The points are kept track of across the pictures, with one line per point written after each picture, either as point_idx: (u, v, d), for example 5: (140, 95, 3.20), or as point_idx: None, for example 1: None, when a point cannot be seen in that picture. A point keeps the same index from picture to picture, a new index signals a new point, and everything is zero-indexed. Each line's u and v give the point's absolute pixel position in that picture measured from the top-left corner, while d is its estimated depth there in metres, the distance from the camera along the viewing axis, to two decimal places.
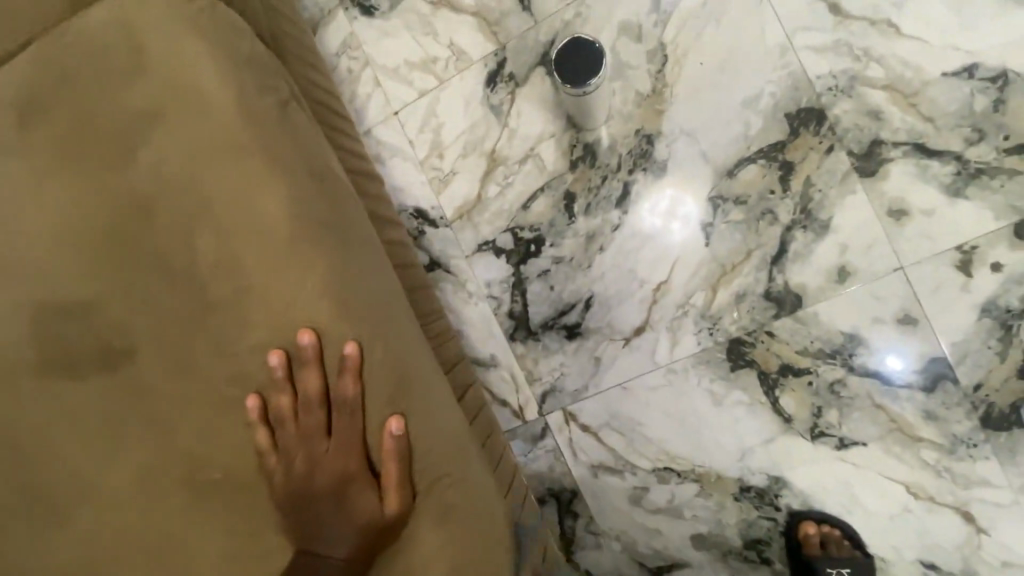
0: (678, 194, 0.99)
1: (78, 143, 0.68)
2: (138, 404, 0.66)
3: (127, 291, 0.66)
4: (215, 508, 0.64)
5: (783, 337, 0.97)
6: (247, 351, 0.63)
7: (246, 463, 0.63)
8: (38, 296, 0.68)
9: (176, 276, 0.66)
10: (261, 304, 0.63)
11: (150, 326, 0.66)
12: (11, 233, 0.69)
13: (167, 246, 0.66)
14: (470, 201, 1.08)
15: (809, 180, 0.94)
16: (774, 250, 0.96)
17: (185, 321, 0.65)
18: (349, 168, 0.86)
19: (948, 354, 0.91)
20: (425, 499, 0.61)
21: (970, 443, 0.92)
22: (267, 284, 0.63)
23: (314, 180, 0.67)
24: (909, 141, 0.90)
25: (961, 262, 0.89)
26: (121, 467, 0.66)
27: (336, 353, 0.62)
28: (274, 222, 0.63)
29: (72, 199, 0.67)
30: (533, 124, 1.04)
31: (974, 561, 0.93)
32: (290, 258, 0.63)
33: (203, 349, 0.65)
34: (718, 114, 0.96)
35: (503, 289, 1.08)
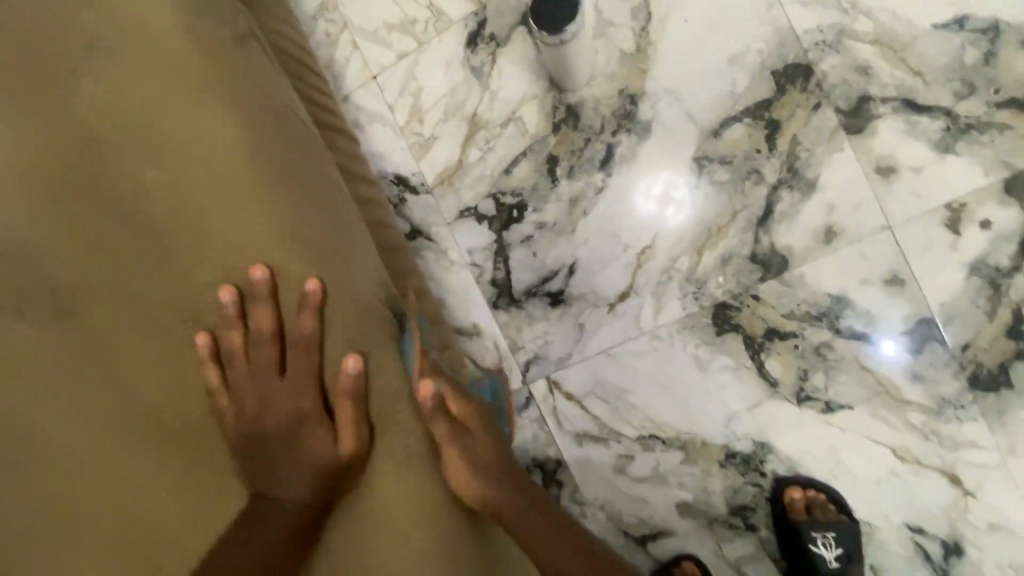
0: (673, 176, 0.97)
1: (37, 84, 0.68)
2: (93, 349, 0.65)
3: (84, 231, 0.66)
4: (173, 451, 0.63)
5: (769, 300, 0.95)
6: (209, 289, 0.64)
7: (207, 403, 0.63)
8: None
9: (131, 223, 0.65)
10: (222, 241, 0.64)
11: (108, 269, 0.65)
12: None
13: (122, 190, 0.66)
14: (451, 166, 1.06)
15: (795, 138, 0.91)
16: (760, 211, 0.94)
17: (144, 261, 0.65)
18: (320, 123, 0.83)
19: (936, 315, 0.90)
20: (384, 439, 0.62)
21: (958, 405, 0.90)
22: (223, 224, 0.64)
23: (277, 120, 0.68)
24: (898, 97, 0.87)
25: (950, 220, 0.88)
26: (75, 415, 0.64)
27: (297, 290, 0.63)
28: (236, 159, 0.64)
29: (26, 139, 0.67)
30: (515, 86, 1.01)
31: (961, 525, 0.92)
32: (252, 193, 0.64)
33: (162, 289, 0.64)
34: (703, 72, 0.94)
35: (486, 257, 1.06)
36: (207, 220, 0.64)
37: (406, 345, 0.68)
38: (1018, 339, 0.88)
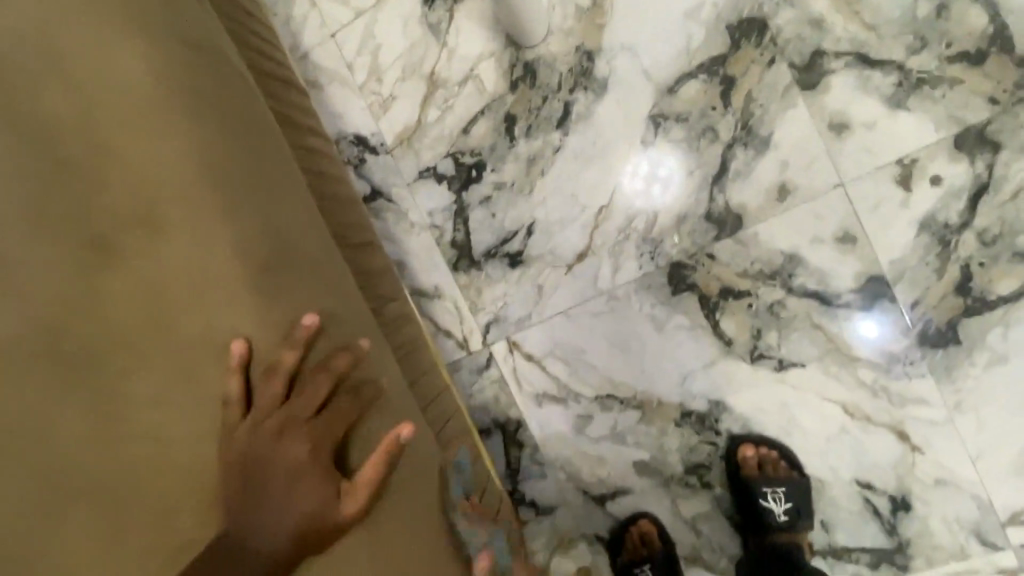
0: (660, 157, 0.96)
1: None
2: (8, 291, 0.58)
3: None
4: (102, 399, 0.58)
5: (724, 260, 0.95)
6: (142, 226, 0.61)
7: (135, 349, 0.59)
8: None
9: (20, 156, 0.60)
10: (154, 172, 0.62)
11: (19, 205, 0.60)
12: None
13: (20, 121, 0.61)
14: (410, 126, 1.05)
15: (750, 95, 0.91)
16: (715, 169, 0.94)
17: (63, 196, 0.61)
18: (263, 70, 0.82)
19: (887, 272, 0.90)
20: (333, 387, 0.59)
21: (907, 362, 0.91)
22: (137, 165, 0.62)
23: (198, 53, 0.67)
24: (851, 52, 0.87)
25: (901, 177, 0.87)
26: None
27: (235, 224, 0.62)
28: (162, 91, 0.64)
29: None
30: (473, 43, 1.01)
31: (909, 480, 0.93)
32: (182, 123, 0.63)
33: (90, 227, 0.61)
34: (659, 27, 0.93)
35: (445, 218, 1.06)
36: (118, 159, 0.62)
37: (347, 291, 0.67)
38: (966, 296, 0.88)
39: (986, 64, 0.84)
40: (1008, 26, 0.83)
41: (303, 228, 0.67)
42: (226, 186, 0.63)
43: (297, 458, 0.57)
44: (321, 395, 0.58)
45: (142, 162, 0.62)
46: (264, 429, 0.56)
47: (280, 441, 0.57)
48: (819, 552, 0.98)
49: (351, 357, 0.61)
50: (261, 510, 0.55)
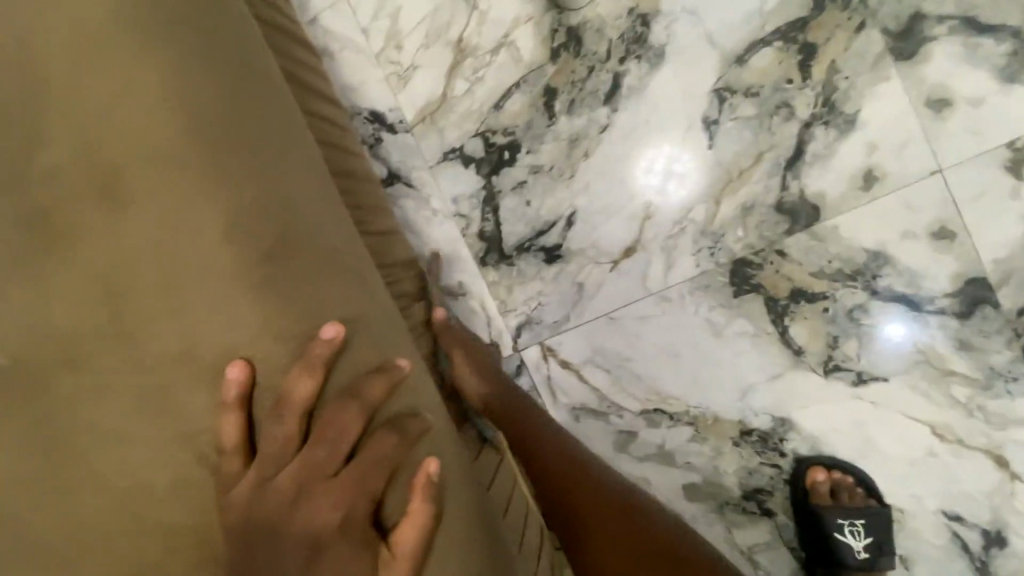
0: (675, 150, 0.85)
1: None
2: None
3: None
4: (75, 435, 0.46)
5: (796, 257, 0.83)
6: (116, 213, 0.47)
7: (115, 372, 0.46)
8: None
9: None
10: (132, 144, 0.48)
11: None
12: None
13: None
14: (434, 101, 0.92)
15: (834, 65, 0.78)
16: (789, 152, 0.81)
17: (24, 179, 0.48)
18: (269, 23, 0.69)
19: (989, 273, 0.77)
20: (362, 423, 0.45)
21: (1008, 377, 0.79)
22: (105, 135, 0.48)
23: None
24: (958, 15, 0.74)
25: (1012, 162, 0.75)
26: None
27: (236, 211, 0.48)
28: (142, 39, 0.49)
29: None
30: (508, 5, 0.88)
31: (1005, 513, 0.82)
32: (166, 80, 0.49)
33: (55, 216, 0.48)
34: None
35: (472, 206, 0.93)
36: (76, 132, 0.48)
37: (378, 294, 0.53)
38: None
39: None
40: None
41: (320, 215, 0.52)
42: (224, 160, 0.49)
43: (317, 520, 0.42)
44: (348, 435, 0.45)
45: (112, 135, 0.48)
46: (276, 485, 0.43)
47: (296, 503, 0.43)
48: None
49: (385, 384, 0.47)
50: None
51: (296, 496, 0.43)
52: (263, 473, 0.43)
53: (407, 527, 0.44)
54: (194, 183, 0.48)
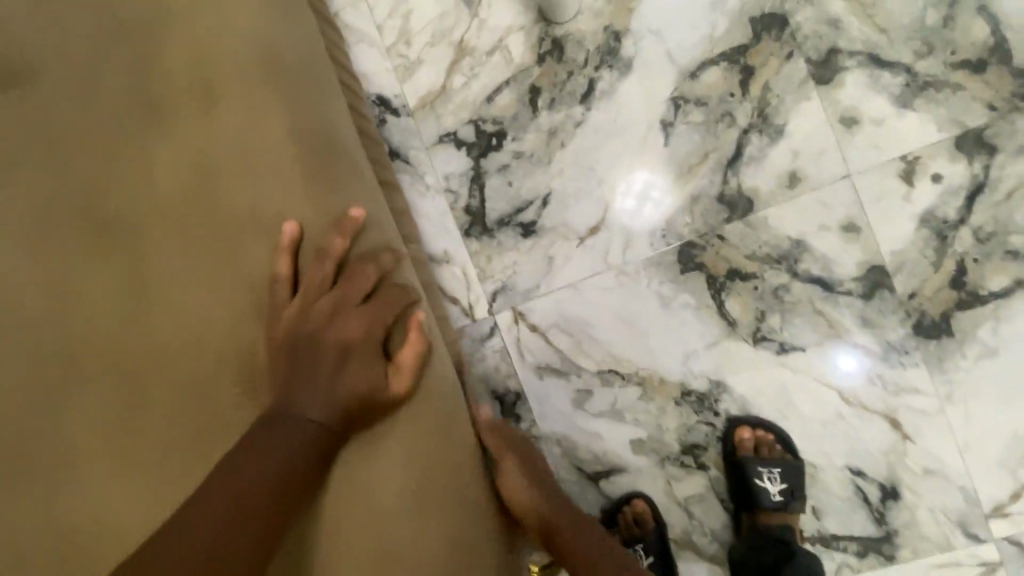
0: (636, 146, 1.00)
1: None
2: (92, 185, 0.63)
3: (74, 70, 0.65)
4: (168, 284, 0.61)
5: (733, 242, 0.98)
6: (203, 120, 0.63)
7: (195, 239, 0.62)
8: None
9: (89, 63, 0.65)
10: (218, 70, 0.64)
11: (100, 105, 0.64)
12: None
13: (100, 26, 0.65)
14: (435, 91, 1.06)
15: (767, 85, 0.95)
16: (730, 153, 0.97)
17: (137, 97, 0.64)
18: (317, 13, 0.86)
19: (887, 263, 0.93)
20: (378, 280, 0.63)
21: (902, 351, 0.94)
22: (198, 62, 0.64)
23: None
24: (864, 52, 0.92)
25: (904, 172, 0.92)
26: (77, 254, 0.62)
27: (291, 122, 0.64)
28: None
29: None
30: (504, 15, 1.03)
31: (899, 469, 0.95)
32: (244, 22, 0.65)
33: (157, 122, 0.63)
34: (685, 15, 0.98)
35: (461, 184, 1.06)
36: (171, 49, 0.65)
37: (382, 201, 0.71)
38: (960, 289, 0.92)
39: (986, 71, 0.89)
40: (1007, 39, 0.88)
41: (346, 139, 0.70)
42: (282, 82, 0.64)
43: (343, 340, 0.59)
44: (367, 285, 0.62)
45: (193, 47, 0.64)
46: (315, 313, 0.59)
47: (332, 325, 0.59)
48: (809, 538, 0.98)
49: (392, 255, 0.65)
50: (307, 386, 0.56)
51: (330, 325, 0.59)
52: (305, 298, 0.59)
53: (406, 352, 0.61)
54: (262, 99, 0.63)
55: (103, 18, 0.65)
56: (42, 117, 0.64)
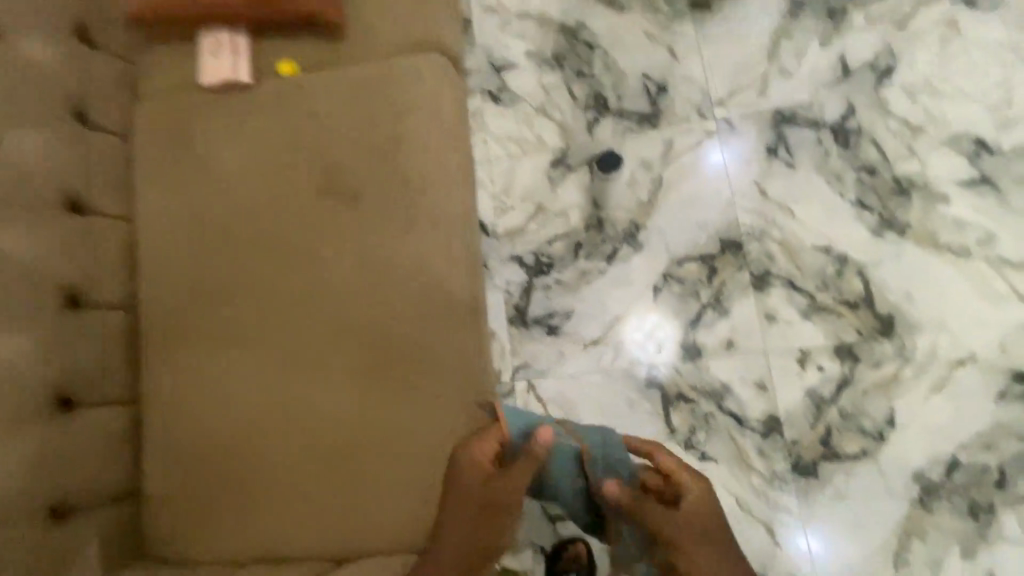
0: (634, 296, 1.53)
1: (303, 117, 1.08)
2: (346, 269, 1.03)
3: (340, 202, 1.05)
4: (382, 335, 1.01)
5: (684, 374, 1.46)
6: (409, 236, 1.03)
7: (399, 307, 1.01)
8: (290, 205, 1.06)
9: (348, 195, 1.05)
10: (416, 201, 1.04)
11: (351, 218, 1.04)
12: (257, 165, 1.07)
13: (354, 170, 1.05)
14: (516, 228, 1.64)
15: (724, 281, 1.49)
16: (692, 317, 1.48)
17: (375, 216, 1.04)
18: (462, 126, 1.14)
19: (781, 415, 1.39)
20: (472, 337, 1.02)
21: (782, 479, 1.36)
22: (409, 193, 1.04)
23: (432, 115, 1.08)
24: (786, 278, 1.46)
25: (800, 359, 1.41)
26: (330, 314, 1.02)
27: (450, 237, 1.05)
28: (420, 147, 1.06)
29: (297, 144, 1.07)
30: (572, 196, 1.63)
31: (769, 567, 1.32)
32: (429, 165, 1.05)
33: (384, 235, 1.03)
34: (682, 226, 1.55)
35: (516, 289, 1.60)
36: (393, 184, 1.05)
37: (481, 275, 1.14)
38: (826, 446, 1.35)
39: (858, 310, 1.41)
40: (873, 294, 1.41)
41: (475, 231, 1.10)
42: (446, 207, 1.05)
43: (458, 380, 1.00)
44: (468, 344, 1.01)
45: (385, 187, 1.05)
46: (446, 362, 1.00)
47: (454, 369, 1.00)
48: None
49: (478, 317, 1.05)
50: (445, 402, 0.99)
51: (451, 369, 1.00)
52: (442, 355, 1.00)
53: (493, 428, 0.93)
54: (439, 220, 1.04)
55: (356, 159, 1.06)
56: (308, 219, 1.05)
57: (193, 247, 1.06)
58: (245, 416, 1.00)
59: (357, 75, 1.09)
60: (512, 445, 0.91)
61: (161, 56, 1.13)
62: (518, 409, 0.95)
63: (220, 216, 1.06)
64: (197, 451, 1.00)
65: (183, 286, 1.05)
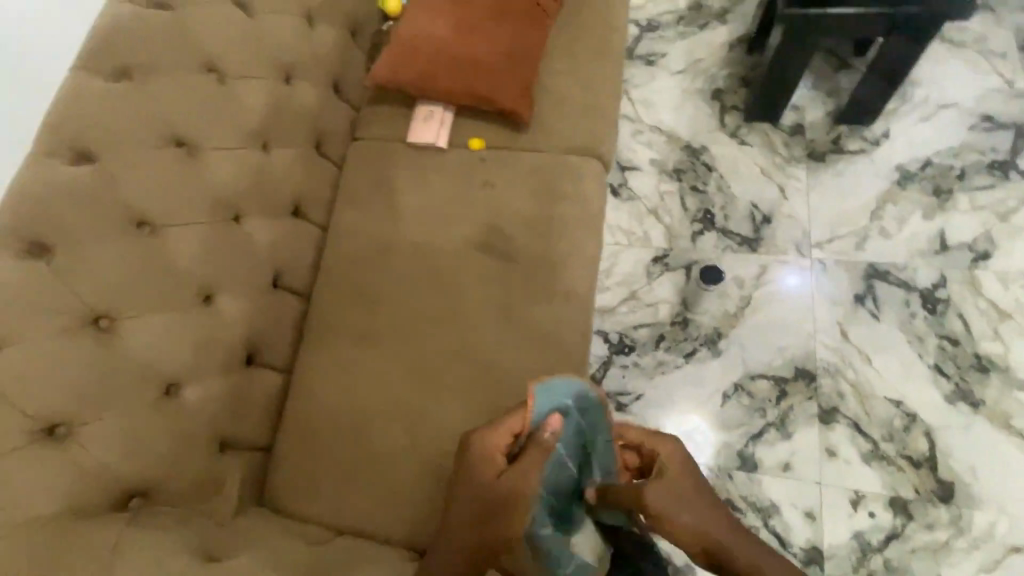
0: (703, 397, 1.65)
1: (481, 187, 1.33)
2: (484, 316, 1.23)
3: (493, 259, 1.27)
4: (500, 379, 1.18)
5: (736, 483, 1.54)
6: (545, 304, 1.23)
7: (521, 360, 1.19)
8: (453, 250, 1.29)
9: (503, 258, 1.27)
10: (557, 277, 1.25)
11: (499, 276, 1.26)
12: (435, 212, 1.32)
13: (512, 239, 1.28)
14: (607, 306, 1.81)
15: (791, 406, 1.59)
16: (754, 432, 1.59)
17: (520, 279, 1.25)
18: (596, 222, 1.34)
19: (824, 549, 1.44)
20: None
21: None
22: (552, 270, 1.25)
23: (582, 210, 1.30)
24: (852, 419, 1.55)
25: (853, 499, 1.47)
26: (462, 348, 1.21)
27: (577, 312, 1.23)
28: (568, 234, 1.28)
29: (472, 206, 1.32)
30: (665, 292, 1.80)
31: None
32: (573, 250, 1.27)
33: (524, 297, 1.24)
34: (761, 345, 1.68)
35: (596, 361, 1.75)
36: (541, 259, 1.26)
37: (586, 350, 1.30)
38: None
39: (920, 469, 1.47)
40: (937, 457, 1.48)
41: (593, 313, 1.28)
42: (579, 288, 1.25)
43: None
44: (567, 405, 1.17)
45: (534, 258, 1.26)
46: None
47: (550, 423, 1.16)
48: None
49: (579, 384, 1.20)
50: None
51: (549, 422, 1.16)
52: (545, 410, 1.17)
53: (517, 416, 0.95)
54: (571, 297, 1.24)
55: (515, 230, 1.29)
56: (465, 266, 1.27)
57: (366, 264, 1.30)
58: (371, 413, 1.19)
59: (531, 162, 1.34)
60: (528, 432, 0.94)
61: (381, 111, 1.43)
62: (548, 394, 0.95)
63: (395, 244, 1.31)
64: (327, 431, 1.18)
65: (351, 292, 1.28)
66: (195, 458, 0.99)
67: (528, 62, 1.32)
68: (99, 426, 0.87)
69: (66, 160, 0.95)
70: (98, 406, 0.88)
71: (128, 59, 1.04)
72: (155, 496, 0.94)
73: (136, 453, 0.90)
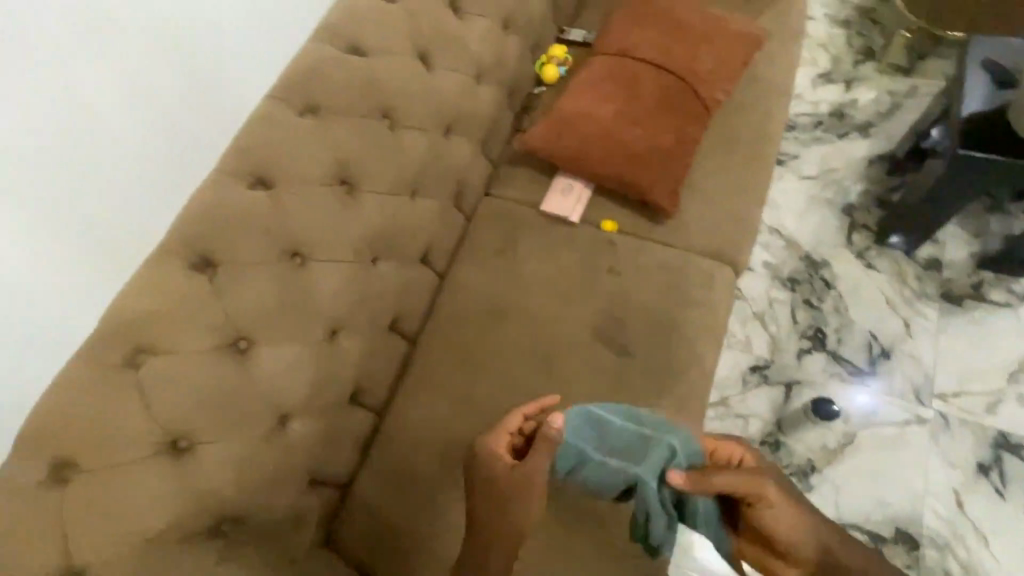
0: None
1: (602, 272, 1.30)
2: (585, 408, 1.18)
3: (603, 351, 1.22)
4: None
5: None
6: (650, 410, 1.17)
7: None
8: (562, 333, 1.25)
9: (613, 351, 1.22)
10: (667, 384, 1.19)
11: (607, 371, 1.21)
12: (552, 288, 1.30)
13: (626, 333, 1.24)
14: None
15: None
16: None
17: (627, 378, 1.20)
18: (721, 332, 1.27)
19: None
20: None
21: None
22: (663, 377, 1.20)
23: (707, 318, 1.25)
24: None
25: None
26: None
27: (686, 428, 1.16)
28: (687, 341, 1.22)
29: (589, 291, 1.29)
30: (758, 406, 1.68)
31: None
32: (689, 360, 1.21)
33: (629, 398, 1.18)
34: (860, 493, 1.54)
35: None
36: (655, 362, 1.21)
37: None
38: None
39: None
40: None
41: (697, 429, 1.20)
42: (689, 402, 1.18)
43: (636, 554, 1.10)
44: None
45: (647, 359, 1.21)
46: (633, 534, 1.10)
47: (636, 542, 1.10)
48: None
49: None
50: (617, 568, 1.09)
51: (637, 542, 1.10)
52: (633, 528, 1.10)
53: (512, 419, 1.03)
54: (680, 409, 1.17)
55: (631, 325, 1.24)
56: (573, 352, 1.23)
57: (477, 322, 1.28)
58: (451, 481, 1.15)
59: (660, 257, 1.30)
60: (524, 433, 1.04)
61: (519, 172, 1.45)
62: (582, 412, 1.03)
63: (507, 310, 1.29)
64: (406, 487, 1.15)
65: (455, 349, 1.27)
66: (285, 493, 0.99)
67: (680, 159, 1.30)
68: (216, 449, 0.89)
69: (245, 183, 1.00)
70: (217, 430, 0.90)
71: (318, 98, 1.10)
72: (245, 526, 0.94)
73: (234, 482, 0.91)
